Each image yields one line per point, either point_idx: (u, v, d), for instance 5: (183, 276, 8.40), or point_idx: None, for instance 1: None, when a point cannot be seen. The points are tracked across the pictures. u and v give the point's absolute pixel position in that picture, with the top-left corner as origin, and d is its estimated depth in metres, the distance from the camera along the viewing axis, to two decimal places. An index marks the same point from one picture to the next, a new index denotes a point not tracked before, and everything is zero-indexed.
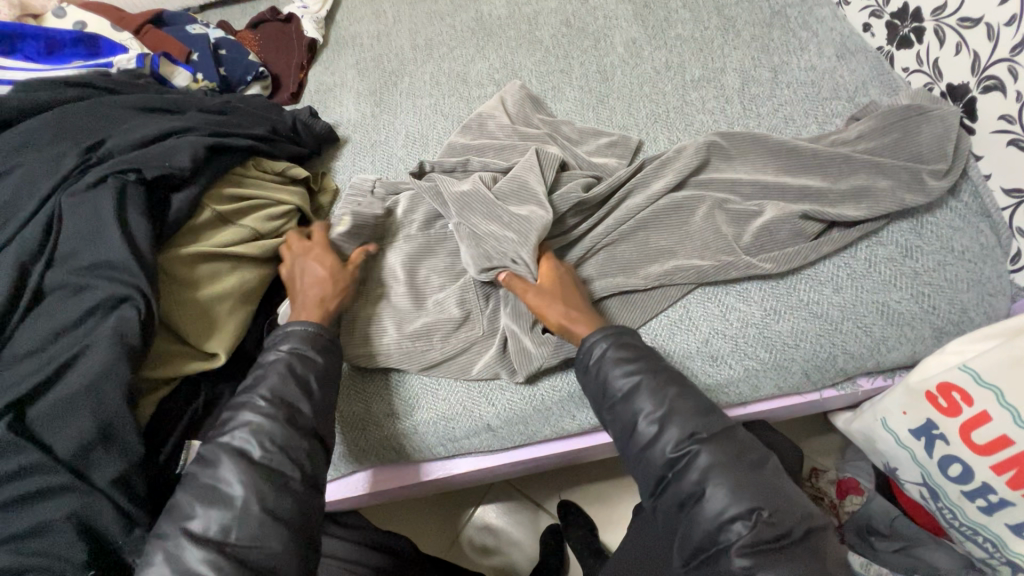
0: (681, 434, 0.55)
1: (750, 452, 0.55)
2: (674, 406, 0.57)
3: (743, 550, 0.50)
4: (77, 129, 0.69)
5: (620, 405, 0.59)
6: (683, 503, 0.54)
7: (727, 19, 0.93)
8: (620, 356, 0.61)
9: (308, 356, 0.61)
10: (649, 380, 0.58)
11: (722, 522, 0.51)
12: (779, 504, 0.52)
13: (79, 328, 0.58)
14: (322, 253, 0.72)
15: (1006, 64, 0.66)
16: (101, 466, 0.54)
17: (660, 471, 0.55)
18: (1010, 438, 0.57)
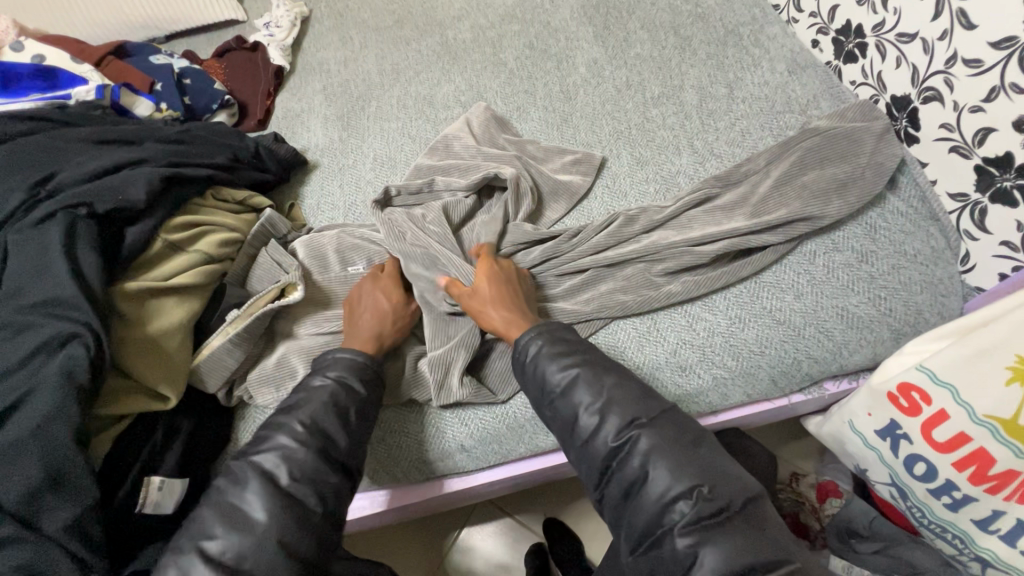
0: (621, 423, 0.56)
1: (686, 433, 0.56)
2: (611, 397, 0.58)
3: (685, 528, 0.50)
4: (29, 165, 0.68)
5: (560, 401, 0.60)
6: (628, 492, 0.54)
7: (683, 38, 0.97)
8: (555, 350, 0.63)
9: (353, 386, 0.62)
10: (588, 374, 0.60)
11: (665, 501, 0.51)
12: (717, 478, 0.52)
13: (25, 368, 0.56)
14: (389, 287, 0.73)
15: (942, 76, 0.70)
16: (53, 513, 0.53)
17: (603, 462, 0.56)
18: (968, 435, 0.58)
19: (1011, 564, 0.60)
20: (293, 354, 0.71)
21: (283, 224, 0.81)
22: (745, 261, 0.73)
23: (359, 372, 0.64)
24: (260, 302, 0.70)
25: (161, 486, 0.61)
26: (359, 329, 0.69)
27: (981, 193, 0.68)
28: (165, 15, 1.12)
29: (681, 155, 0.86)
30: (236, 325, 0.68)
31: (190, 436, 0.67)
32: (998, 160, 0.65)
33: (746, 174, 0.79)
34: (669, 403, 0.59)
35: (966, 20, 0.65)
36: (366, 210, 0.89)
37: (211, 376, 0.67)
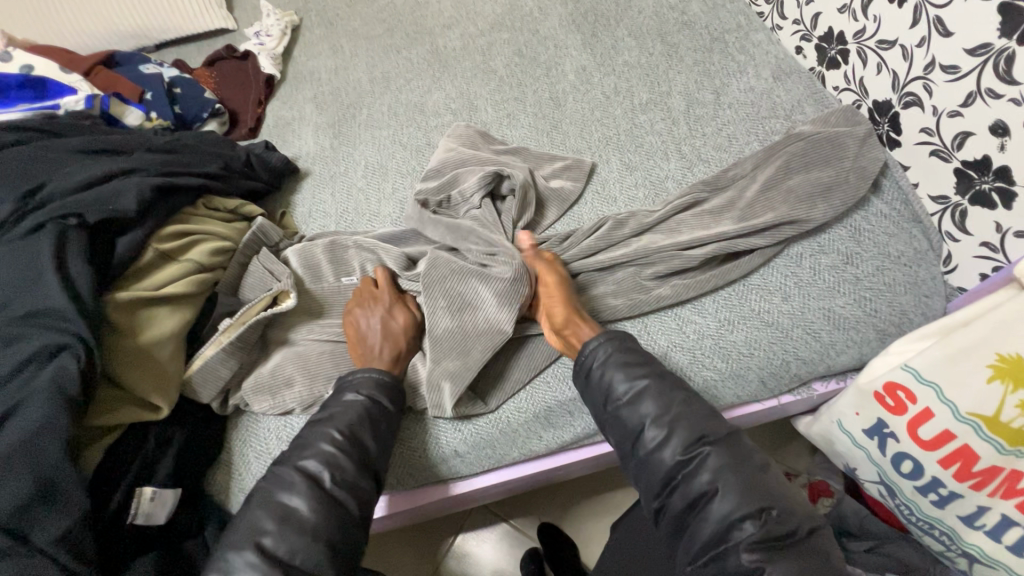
0: (689, 439, 0.57)
1: (756, 456, 0.57)
2: (679, 411, 0.59)
3: (751, 547, 0.51)
4: (17, 175, 0.68)
5: (625, 409, 0.61)
6: (692, 505, 0.55)
7: (670, 46, 0.98)
8: (622, 359, 0.63)
9: (383, 405, 0.63)
10: (657, 387, 0.61)
11: (734, 519, 0.53)
12: (784, 500, 0.54)
13: (15, 379, 0.56)
14: (385, 301, 0.72)
15: (921, 82, 0.71)
16: (42, 526, 0.52)
17: (668, 474, 0.57)
18: (952, 432, 0.60)
19: (998, 560, 0.61)
20: (287, 362, 0.71)
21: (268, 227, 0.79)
22: (734, 264, 0.74)
23: (388, 389, 0.64)
24: (251, 312, 0.70)
25: (153, 496, 0.62)
26: (372, 351, 0.68)
27: (962, 195, 0.70)
28: (155, 24, 1.12)
29: (669, 160, 0.87)
30: (229, 333, 0.69)
31: (183, 445, 0.67)
32: (976, 163, 0.67)
33: (733, 179, 0.80)
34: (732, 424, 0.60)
35: (942, 27, 0.67)
36: (358, 218, 0.89)
37: (204, 386, 0.68)
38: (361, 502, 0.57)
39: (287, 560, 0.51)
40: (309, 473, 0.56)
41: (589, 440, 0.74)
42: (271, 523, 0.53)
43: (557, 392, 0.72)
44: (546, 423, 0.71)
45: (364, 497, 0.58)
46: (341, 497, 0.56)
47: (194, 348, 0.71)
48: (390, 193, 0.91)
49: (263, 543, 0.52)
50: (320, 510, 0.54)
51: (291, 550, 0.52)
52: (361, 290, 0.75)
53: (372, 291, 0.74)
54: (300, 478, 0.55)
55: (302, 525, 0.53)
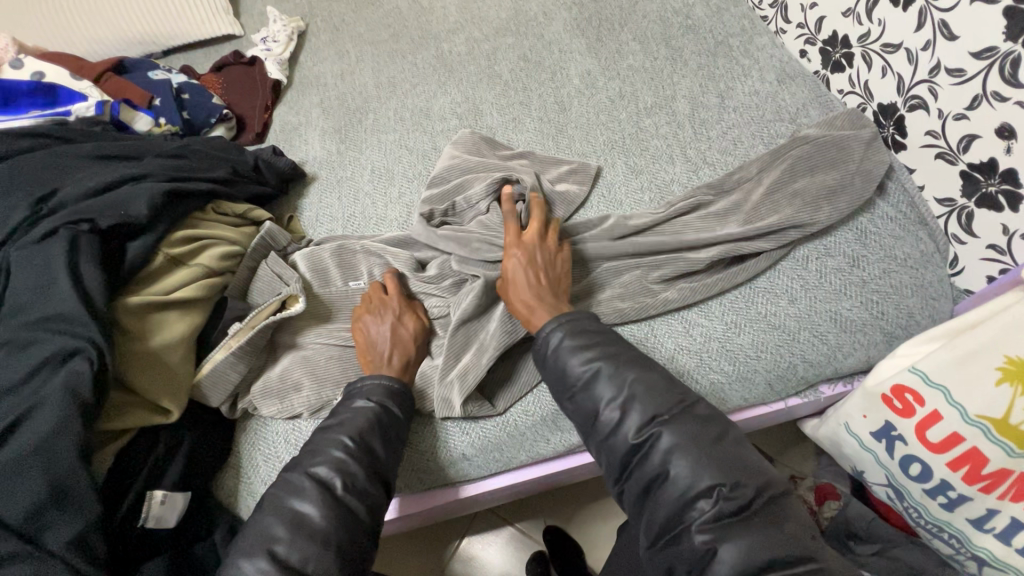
0: (642, 420, 0.55)
1: (710, 428, 0.55)
2: (633, 391, 0.57)
3: (705, 526, 0.50)
4: (30, 181, 0.68)
5: (581, 393, 0.60)
6: (649, 487, 0.54)
7: (675, 50, 0.99)
8: (577, 342, 0.62)
9: (391, 410, 0.64)
10: (610, 367, 0.59)
11: (687, 499, 0.51)
12: (739, 475, 0.52)
13: (29, 384, 0.57)
14: (395, 308, 0.72)
15: (926, 85, 0.72)
16: (55, 529, 0.52)
17: (624, 457, 0.56)
18: (960, 435, 0.59)
19: (1007, 562, 0.61)
20: (296, 366, 0.71)
21: (275, 231, 0.80)
22: (741, 268, 0.75)
23: (398, 396, 0.65)
24: (261, 315, 0.71)
25: (162, 500, 0.62)
26: (380, 359, 0.68)
27: (968, 198, 0.70)
28: (163, 31, 1.13)
29: (675, 163, 0.87)
30: (239, 337, 0.69)
31: (193, 449, 0.67)
32: (982, 166, 0.67)
33: (738, 182, 0.80)
34: (691, 395, 0.58)
35: (948, 31, 0.67)
36: (365, 222, 0.90)
37: (214, 391, 0.68)
38: (371, 507, 0.57)
39: (299, 566, 0.51)
40: (320, 478, 0.56)
41: None
42: (282, 529, 0.53)
43: None
44: (554, 426, 0.71)
45: (374, 503, 0.58)
46: (351, 502, 0.56)
47: (204, 351, 0.72)
48: (396, 198, 0.92)
49: (274, 549, 0.52)
50: (330, 516, 0.54)
51: (303, 556, 0.52)
52: (370, 296, 0.74)
53: (382, 298, 0.73)
54: (311, 484, 0.56)
55: (314, 531, 0.53)
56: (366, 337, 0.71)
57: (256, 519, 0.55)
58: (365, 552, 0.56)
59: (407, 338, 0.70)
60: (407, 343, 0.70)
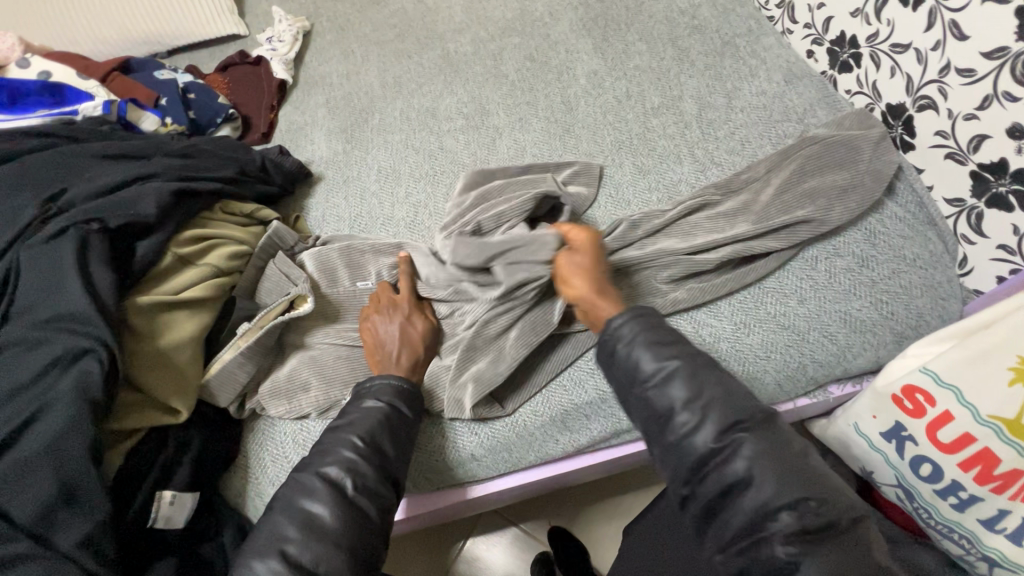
0: (722, 424, 0.51)
1: (792, 441, 0.52)
2: (711, 393, 0.53)
3: (789, 541, 0.47)
4: (39, 181, 0.68)
5: (653, 390, 0.55)
6: (724, 494, 0.50)
7: (681, 50, 0.98)
8: (652, 338, 0.57)
9: (400, 410, 0.63)
10: (687, 367, 0.55)
11: (771, 511, 0.48)
12: (825, 491, 0.48)
13: (38, 384, 0.57)
14: (403, 308, 0.72)
15: (936, 85, 0.72)
16: (66, 530, 0.52)
17: (697, 461, 0.51)
18: (973, 435, 0.59)
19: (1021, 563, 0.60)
20: (305, 366, 0.71)
21: (281, 230, 0.79)
22: (750, 268, 0.75)
23: (407, 396, 0.65)
24: (269, 315, 0.70)
25: (172, 500, 0.62)
26: (389, 358, 0.68)
27: (978, 198, 0.70)
28: (167, 30, 1.12)
29: (682, 163, 0.87)
30: (247, 338, 0.69)
31: (201, 449, 0.67)
32: (993, 166, 0.67)
33: (747, 182, 0.80)
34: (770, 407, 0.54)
35: (958, 31, 0.67)
36: (372, 222, 0.90)
37: (222, 391, 0.68)
38: (382, 507, 0.57)
39: (310, 567, 0.51)
40: (330, 478, 0.56)
41: (606, 443, 0.74)
42: (293, 530, 0.53)
43: (574, 394, 0.72)
44: (563, 426, 0.71)
45: (384, 503, 0.58)
46: (362, 503, 0.56)
47: (213, 351, 0.72)
48: (403, 198, 0.91)
49: (286, 550, 0.52)
50: (342, 516, 0.54)
51: (314, 556, 0.51)
52: (377, 300, 0.74)
53: (391, 300, 0.73)
54: (322, 485, 0.55)
55: (325, 531, 0.53)
56: (375, 337, 0.70)
57: (267, 520, 0.55)
58: (376, 552, 0.55)
59: (415, 337, 0.70)
60: (415, 343, 0.70)
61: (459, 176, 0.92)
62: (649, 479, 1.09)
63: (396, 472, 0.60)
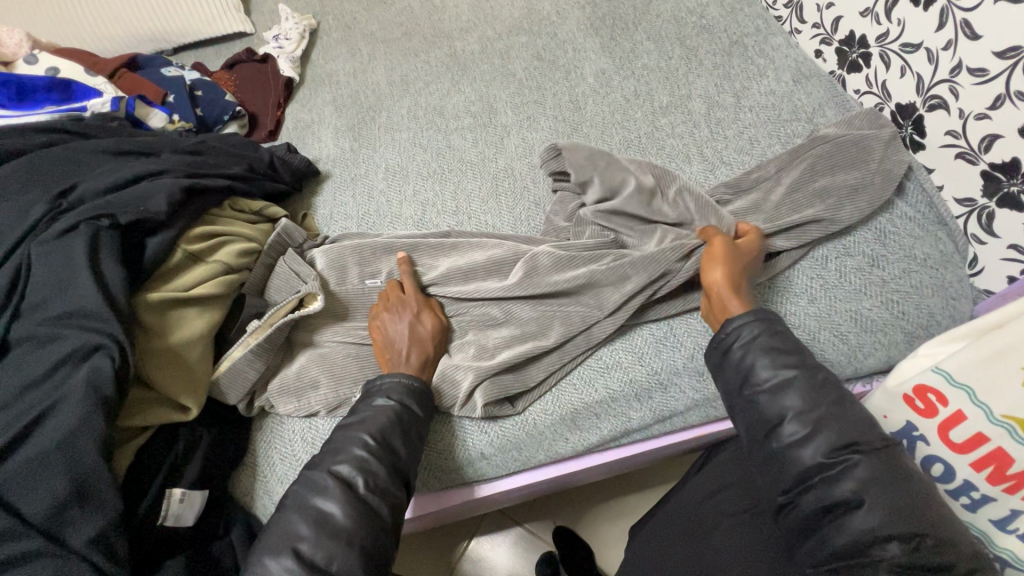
0: (836, 443, 0.50)
1: (916, 475, 0.49)
2: (829, 411, 0.51)
3: (895, 569, 0.45)
4: (48, 177, 0.68)
5: (764, 397, 0.54)
6: (829, 511, 0.49)
7: (689, 49, 0.98)
8: (771, 345, 0.57)
9: (412, 410, 0.63)
10: (806, 379, 0.54)
11: (878, 538, 0.46)
12: (943, 526, 0.46)
13: (49, 380, 0.56)
14: (411, 307, 0.72)
15: (947, 85, 0.72)
16: (78, 527, 0.52)
17: (804, 474, 0.50)
18: (986, 435, 0.57)
19: None
20: (314, 364, 0.71)
21: (291, 228, 0.79)
22: (762, 267, 0.74)
23: (418, 395, 0.64)
24: (279, 313, 0.71)
25: (182, 498, 0.61)
26: (401, 356, 0.68)
27: (988, 198, 0.70)
28: (173, 27, 1.12)
29: (691, 163, 0.87)
30: (257, 335, 0.69)
31: (210, 447, 0.67)
32: (1004, 166, 0.67)
33: (757, 181, 0.80)
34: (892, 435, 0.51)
35: (970, 30, 0.67)
36: (380, 220, 0.90)
37: (231, 388, 0.67)
38: (394, 506, 0.57)
39: (324, 566, 0.51)
40: (341, 476, 0.56)
41: (616, 442, 0.74)
42: (306, 529, 0.52)
43: (585, 393, 0.71)
44: (574, 425, 0.71)
45: (396, 502, 0.57)
46: (374, 502, 0.56)
47: (223, 349, 0.72)
48: (411, 196, 0.91)
49: (299, 548, 0.52)
50: (355, 515, 0.54)
51: (328, 555, 0.51)
52: (388, 293, 0.74)
53: (399, 296, 0.73)
54: (335, 483, 0.55)
55: (338, 530, 0.53)
56: (385, 336, 0.70)
57: (278, 518, 0.54)
58: (389, 550, 0.55)
59: (425, 335, 0.70)
60: (423, 340, 0.70)
61: (467, 175, 0.92)
62: (655, 478, 1.08)
63: (408, 470, 0.60)
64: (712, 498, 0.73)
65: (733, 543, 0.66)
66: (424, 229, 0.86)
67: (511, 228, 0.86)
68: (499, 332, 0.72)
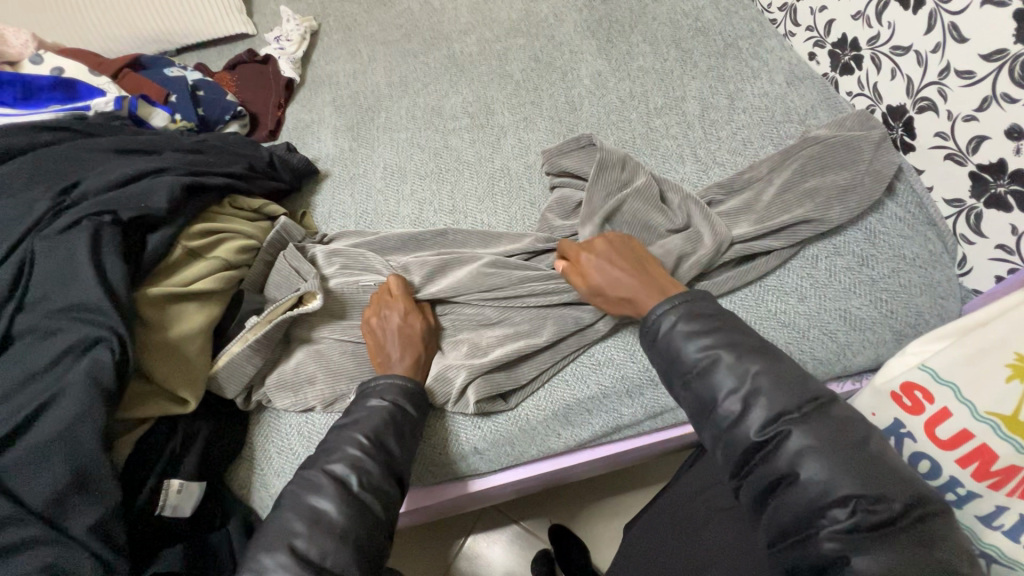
0: (766, 418, 0.50)
1: (851, 431, 0.49)
2: (758, 384, 0.52)
3: (837, 535, 0.45)
4: (53, 174, 0.70)
5: (698, 381, 0.55)
6: (772, 488, 0.49)
7: (684, 51, 1.00)
8: (692, 327, 0.57)
9: (407, 410, 0.64)
10: (730, 355, 0.54)
11: (820, 506, 0.46)
12: (881, 482, 0.45)
13: (52, 372, 0.58)
14: (400, 307, 0.72)
15: (936, 87, 0.73)
16: (77, 514, 0.53)
17: (744, 453, 0.51)
18: (969, 431, 0.56)
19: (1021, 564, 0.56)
20: (311, 360, 0.72)
21: (289, 226, 0.81)
22: (752, 268, 0.75)
23: (412, 395, 0.65)
24: (279, 310, 0.71)
25: (179, 489, 0.63)
26: (395, 359, 0.68)
27: (977, 198, 0.71)
28: (176, 29, 1.14)
29: (685, 163, 0.88)
30: (256, 331, 0.70)
31: (208, 441, 0.68)
32: (991, 167, 0.68)
33: (749, 181, 0.81)
34: (826, 392, 0.51)
35: (957, 33, 0.68)
36: (377, 219, 0.91)
37: (230, 383, 0.69)
38: (387, 502, 0.58)
39: (319, 561, 0.52)
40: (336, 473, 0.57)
41: (607, 438, 0.75)
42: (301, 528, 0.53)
43: (576, 389, 0.73)
44: (565, 420, 0.72)
45: (389, 497, 0.58)
46: (368, 499, 0.57)
47: (221, 343, 0.73)
48: (409, 195, 0.93)
49: (295, 543, 0.53)
50: (348, 512, 0.55)
51: (321, 551, 0.52)
52: (377, 295, 0.74)
53: (389, 298, 0.73)
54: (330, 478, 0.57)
55: (332, 526, 0.54)
56: (377, 336, 0.71)
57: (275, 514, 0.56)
58: (382, 545, 0.56)
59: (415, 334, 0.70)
60: (415, 340, 0.70)
61: (464, 174, 0.93)
62: (651, 475, 1.09)
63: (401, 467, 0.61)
64: (702, 493, 0.74)
65: (722, 537, 0.67)
66: (422, 227, 0.88)
67: (507, 226, 0.87)
68: (493, 330, 0.74)
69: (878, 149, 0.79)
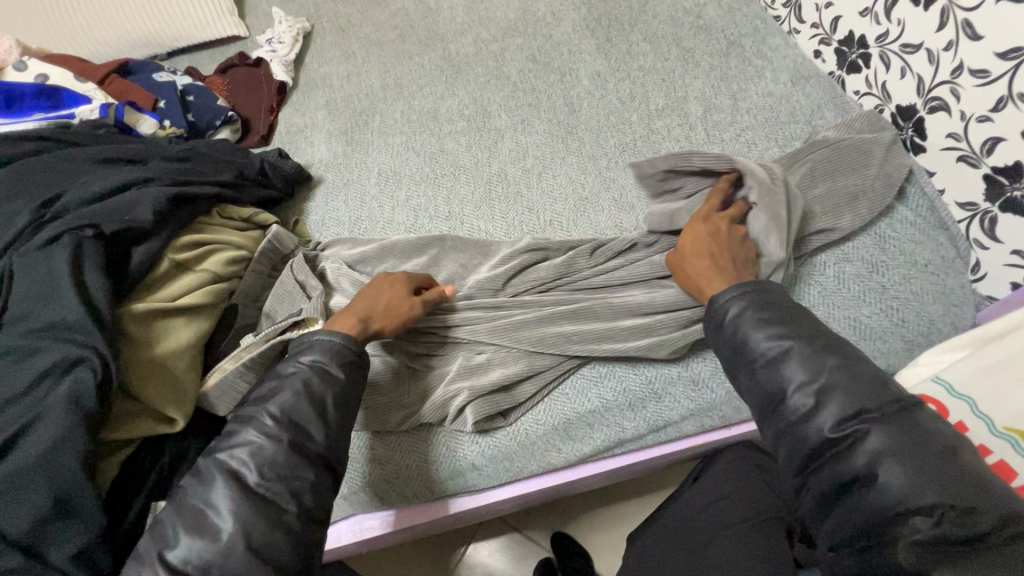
0: (843, 413, 0.48)
1: (941, 439, 0.45)
2: (835, 378, 0.50)
3: (920, 545, 0.42)
4: (35, 186, 0.68)
5: (765, 372, 0.53)
6: (844, 488, 0.47)
7: (686, 50, 0.97)
8: (759, 317, 0.56)
9: (330, 373, 0.59)
10: (804, 348, 0.52)
11: (896, 512, 0.43)
12: (969, 491, 0.42)
13: (32, 393, 0.56)
14: (397, 282, 0.70)
15: (948, 86, 0.70)
16: (60, 542, 0.51)
17: (814, 450, 0.49)
18: (988, 447, 0.55)
19: None
20: None
21: (279, 233, 0.78)
22: None
23: (339, 355, 0.60)
24: (274, 331, 0.68)
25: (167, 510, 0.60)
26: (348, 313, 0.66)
27: (991, 202, 0.68)
28: (167, 32, 1.11)
29: None
30: (251, 351, 0.68)
31: None
32: (1007, 169, 0.65)
33: None
34: (910, 398, 0.49)
35: (971, 31, 0.66)
36: (372, 226, 0.89)
37: (221, 400, 0.67)
38: None
39: None
40: (277, 463, 0.52)
41: (611, 452, 0.72)
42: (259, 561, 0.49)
43: (576, 403, 0.70)
44: (565, 435, 0.70)
45: None
46: None
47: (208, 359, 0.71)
48: (404, 201, 0.90)
49: None
50: None
51: None
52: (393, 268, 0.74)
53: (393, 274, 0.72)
54: (272, 452, 0.53)
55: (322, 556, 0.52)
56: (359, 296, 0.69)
57: (194, 496, 0.52)
58: None
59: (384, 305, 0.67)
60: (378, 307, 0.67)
61: (460, 179, 0.91)
62: (656, 481, 1.07)
63: (340, 450, 0.57)
64: None
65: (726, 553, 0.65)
66: (418, 234, 0.85)
67: (504, 233, 0.85)
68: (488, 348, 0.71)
69: (888, 152, 0.76)
